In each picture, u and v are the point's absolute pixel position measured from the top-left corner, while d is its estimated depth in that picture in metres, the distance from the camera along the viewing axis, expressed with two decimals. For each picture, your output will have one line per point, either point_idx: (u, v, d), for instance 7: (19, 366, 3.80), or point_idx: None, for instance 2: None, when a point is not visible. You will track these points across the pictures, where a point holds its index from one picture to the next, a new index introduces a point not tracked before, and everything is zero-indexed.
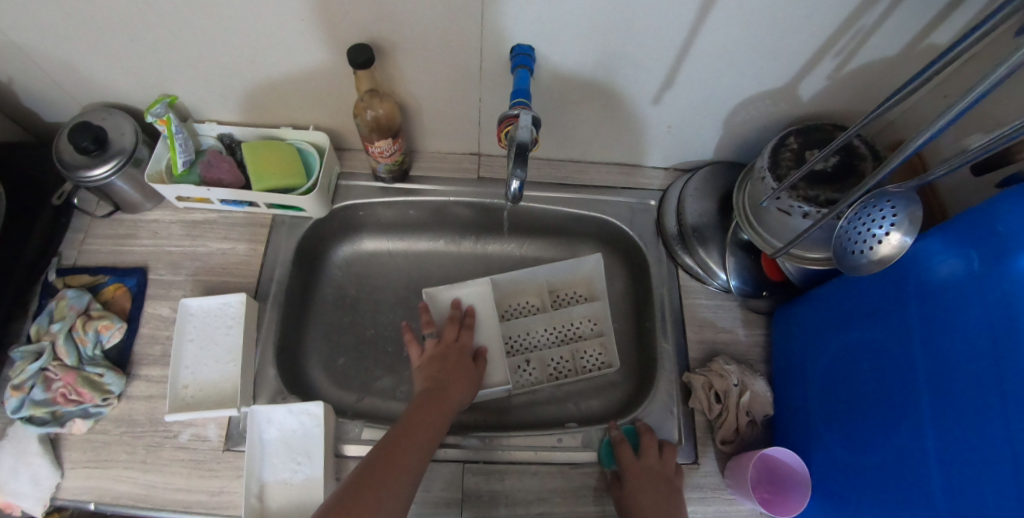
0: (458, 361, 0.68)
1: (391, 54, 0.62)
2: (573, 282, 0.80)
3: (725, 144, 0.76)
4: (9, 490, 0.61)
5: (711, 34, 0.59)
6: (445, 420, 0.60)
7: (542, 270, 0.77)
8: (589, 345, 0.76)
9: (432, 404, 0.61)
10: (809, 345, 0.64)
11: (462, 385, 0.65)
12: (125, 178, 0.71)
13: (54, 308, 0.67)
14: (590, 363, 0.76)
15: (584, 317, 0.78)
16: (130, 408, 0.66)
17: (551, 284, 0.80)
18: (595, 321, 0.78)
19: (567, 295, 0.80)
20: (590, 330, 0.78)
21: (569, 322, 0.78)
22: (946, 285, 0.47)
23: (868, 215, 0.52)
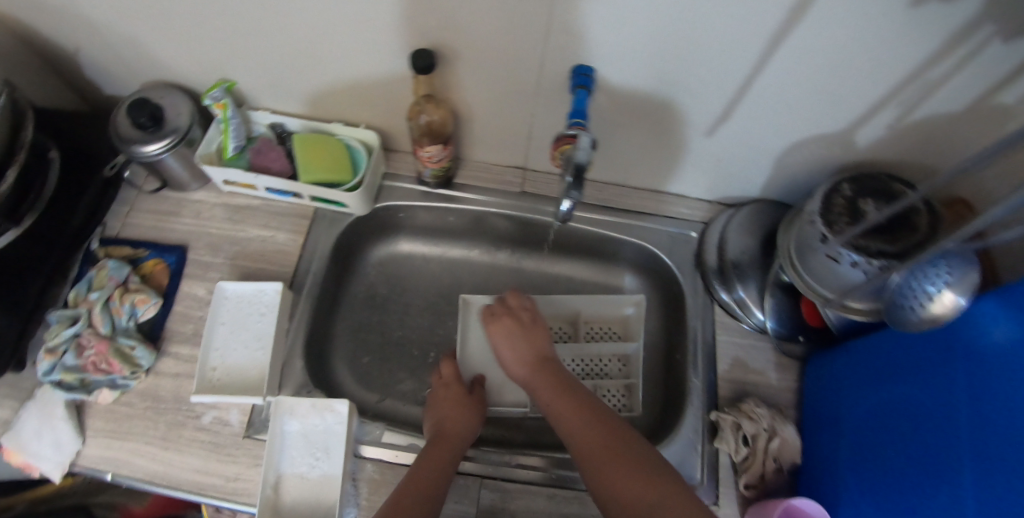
0: (459, 395, 0.67)
1: (452, 60, 0.62)
2: (609, 317, 0.80)
3: (774, 183, 0.75)
4: (30, 451, 0.62)
5: (775, 72, 0.58)
6: (457, 454, 0.59)
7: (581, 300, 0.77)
8: (615, 385, 0.74)
9: (437, 444, 0.60)
10: (844, 396, 0.63)
11: (469, 416, 0.65)
12: (176, 157, 0.72)
13: (93, 276, 0.69)
14: (612, 404, 0.74)
15: (614, 355, 0.77)
16: (157, 383, 0.66)
17: (587, 315, 0.80)
18: (624, 362, 0.77)
19: (601, 330, 0.80)
20: (617, 370, 0.77)
21: (598, 358, 0.77)
22: (1000, 351, 0.45)
23: (923, 273, 0.52)
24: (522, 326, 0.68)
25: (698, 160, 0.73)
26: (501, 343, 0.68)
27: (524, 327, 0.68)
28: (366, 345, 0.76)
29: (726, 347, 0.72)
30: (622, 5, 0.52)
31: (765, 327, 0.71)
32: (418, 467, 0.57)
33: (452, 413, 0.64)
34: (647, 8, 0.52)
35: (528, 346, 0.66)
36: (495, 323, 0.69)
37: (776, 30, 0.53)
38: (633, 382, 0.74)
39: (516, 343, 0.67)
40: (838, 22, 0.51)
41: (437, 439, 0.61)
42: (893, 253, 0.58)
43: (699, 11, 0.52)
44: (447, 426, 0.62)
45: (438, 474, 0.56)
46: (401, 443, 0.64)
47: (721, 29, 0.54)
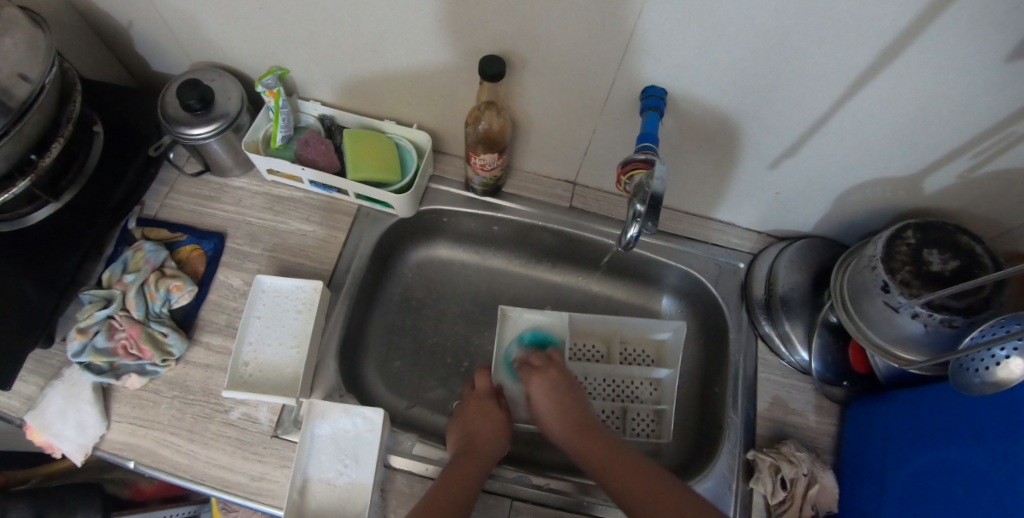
0: (486, 409, 0.65)
1: (520, 69, 0.60)
2: (643, 339, 0.79)
3: (827, 220, 0.74)
4: (53, 431, 0.60)
5: (854, 112, 0.56)
6: (484, 470, 0.58)
7: (620, 321, 0.76)
8: (644, 409, 0.74)
9: (465, 457, 0.58)
10: (891, 449, 0.60)
11: (495, 429, 0.63)
12: (222, 142, 0.69)
13: (129, 257, 0.67)
14: (640, 428, 0.73)
15: (646, 378, 0.76)
16: (186, 372, 0.64)
17: (623, 336, 0.79)
18: (656, 386, 0.76)
19: (635, 352, 0.79)
20: (648, 394, 0.76)
21: (630, 380, 0.76)
22: None
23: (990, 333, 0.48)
24: (559, 381, 0.65)
25: (755, 190, 0.72)
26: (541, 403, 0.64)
27: (562, 382, 0.65)
28: (399, 349, 0.76)
29: (766, 384, 0.70)
30: (707, 31, 0.51)
31: (808, 367, 0.70)
32: (443, 480, 0.55)
33: (480, 425, 0.63)
34: (733, 35, 0.50)
35: (569, 403, 0.63)
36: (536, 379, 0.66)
37: (863, 71, 0.51)
38: (664, 410, 0.73)
39: (557, 398, 0.63)
40: (932, 67, 0.49)
41: (466, 451, 0.59)
42: (957, 308, 0.54)
43: (787, 43, 0.50)
44: (475, 438, 0.61)
45: (463, 488, 0.54)
46: (432, 455, 0.62)
47: (807, 62, 0.52)
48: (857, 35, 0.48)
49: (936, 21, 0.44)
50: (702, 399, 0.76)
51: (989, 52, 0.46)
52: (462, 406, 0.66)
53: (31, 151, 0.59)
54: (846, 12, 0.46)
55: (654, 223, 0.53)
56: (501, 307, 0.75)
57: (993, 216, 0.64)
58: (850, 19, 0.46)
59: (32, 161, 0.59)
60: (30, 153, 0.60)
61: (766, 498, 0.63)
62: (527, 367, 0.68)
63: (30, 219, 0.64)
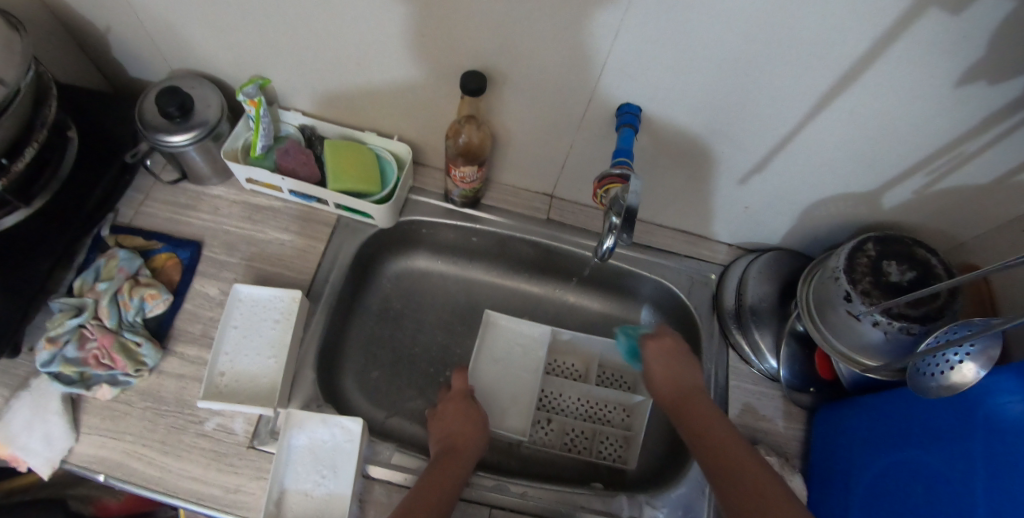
0: (463, 407, 0.67)
1: (501, 84, 0.62)
2: (623, 366, 0.80)
3: (794, 234, 0.77)
4: (19, 444, 0.59)
5: (818, 130, 0.59)
6: (469, 465, 0.59)
7: (603, 345, 0.78)
8: (614, 434, 0.75)
9: (448, 457, 0.60)
10: (855, 452, 0.63)
11: (474, 428, 0.64)
12: (201, 150, 0.69)
13: (102, 265, 0.66)
14: (607, 451, 0.74)
15: (620, 404, 0.77)
16: (160, 383, 0.63)
17: (603, 359, 0.80)
18: (627, 413, 0.77)
19: (612, 376, 0.80)
20: (620, 420, 0.76)
21: (604, 403, 0.77)
22: (1017, 423, 0.46)
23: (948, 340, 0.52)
24: (680, 353, 0.67)
25: (725, 205, 0.74)
26: (648, 363, 0.67)
27: (678, 354, 0.67)
28: (378, 359, 0.76)
29: (738, 392, 0.73)
30: (680, 52, 0.53)
31: (776, 375, 0.72)
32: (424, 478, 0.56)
33: (458, 426, 0.64)
34: (705, 56, 0.53)
35: (682, 373, 0.64)
36: (647, 341, 0.68)
37: (821, 96, 0.54)
38: (633, 437, 0.74)
39: (672, 366, 0.65)
40: (888, 90, 0.52)
41: (450, 452, 0.60)
42: (915, 316, 0.58)
43: (757, 66, 0.53)
44: (456, 439, 0.62)
45: (450, 484, 0.56)
46: (411, 464, 0.62)
47: (776, 83, 0.54)
48: (821, 59, 0.50)
49: (893, 46, 0.47)
50: None
51: (941, 76, 0.49)
52: (440, 410, 0.67)
53: (3, 154, 0.58)
54: (810, 37, 0.48)
55: (628, 236, 0.54)
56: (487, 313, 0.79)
57: (946, 229, 0.68)
58: (815, 42, 0.49)
59: (4, 164, 0.58)
60: (3, 157, 0.58)
61: None
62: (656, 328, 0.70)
63: (2, 224, 0.61)
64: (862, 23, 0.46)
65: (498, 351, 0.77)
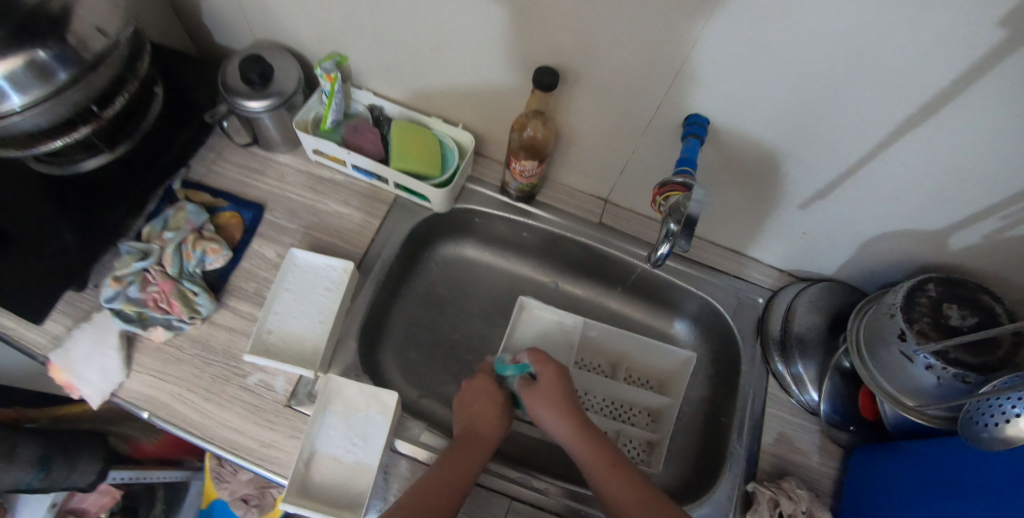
0: (491, 394, 0.66)
1: (571, 82, 0.63)
2: (650, 369, 0.81)
3: (852, 267, 0.74)
4: (75, 372, 0.62)
5: (889, 161, 0.57)
6: (485, 456, 0.59)
7: (632, 345, 0.78)
8: (638, 438, 0.75)
9: (465, 446, 0.59)
10: (891, 499, 0.60)
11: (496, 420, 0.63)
12: (274, 118, 0.72)
13: (171, 216, 0.69)
14: (630, 454, 0.74)
15: (645, 408, 0.78)
16: (210, 333, 0.66)
17: (631, 362, 0.81)
18: (652, 417, 0.77)
19: (639, 379, 0.81)
20: (643, 423, 0.77)
21: (629, 405, 0.78)
22: None
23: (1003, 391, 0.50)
24: (563, 376, 0.64)
25: (783, 228, 0.73)
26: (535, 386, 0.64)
27: (562, 379, 0.64)
28: (417, 340, 0.78)
29: (773, 420, 0.71)
30: (755, 66, 0.52)
31: (816, 408, 0.71)
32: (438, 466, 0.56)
33: (482, 415, 0.63)
34: (781, 73, 0.52)
35: (568, 400, 0.63)
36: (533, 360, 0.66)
37: (896, 124, 0.53)
38: (657, 441, 0.73)
39: (555, 395, 0.63)
40: (967, 124, 0.49)
41: (468, 441, 0.60)
42: (973, 364, 0.56)
43: (831, 88, 0.52)
44: (476, 427, 0.62)
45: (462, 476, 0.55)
46: (437, 445, 0.63)
47: (849, 108, 0.53)
48: (899, 87, 0.49)
49: (978, 80, 0.45)
50: (707, 429, 0.77)
51: None
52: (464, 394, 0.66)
53: (94, 103, 0.62)
54: (889, 65, 0.47)
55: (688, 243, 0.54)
56: (520, 298, 0.77)
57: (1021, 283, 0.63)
58: (894, 69, 0.48)
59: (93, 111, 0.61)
60: (93, 105, 0.62)
61: None
62: (536, 355, 0.66)
63: (85, 165, 0.67)
64: (948, 53, 0.44)
65: (525, 335, 0.77)
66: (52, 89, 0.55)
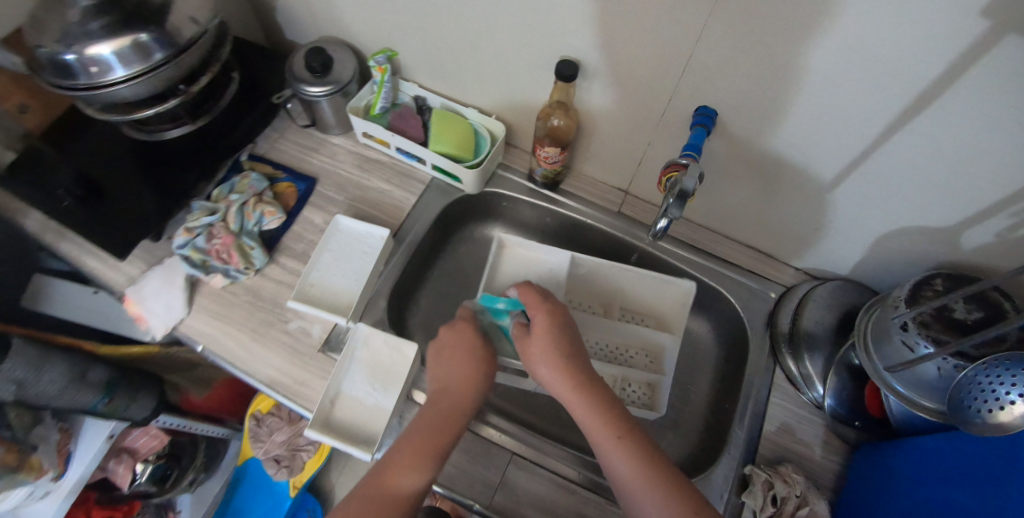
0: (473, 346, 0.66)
1: (591, 76, 0.69)
2: (646, 309, 0.85)
3: (866, 266, 0.76)
4: (146, 306, 0.73)
5: (891, 153, 0.60)
6: (471, 405, 0.62)
7: (625, 281, 0.83)
8: (639, 381, 0.78)
9: (447, 398, 0.62)
10: (888, 488, 0.61)
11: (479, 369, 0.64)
12: (330, 103, 0.82)
13: (237, 182, 0.79)
14: (632, 397, 0.77)
15: (643, 350, 0.82)
16: (261, 283, 0.75)
17: (624, 303, 0.86)
18: (651, 358, 0.81)
19: (636, 319, 0.85)
20: (644, 364, 0.81)
21: (626, 349, 0.82)
22: None
23: (993, 374, 0.50)
24: (557, 322, 0.65)
25: (794, 223, 0.76)
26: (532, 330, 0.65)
27: (557, 326, 0.65)
28: (442, 309, 0.85)
29: (776, 409, 0.73)
30: (756, 60, 0.57)
31: (822, 403, 0.72)
32: (427, 417, 0.60)
33: (464, 363, 0.65)
34: (781, 67, 0.57)
35: (562, 346, 0.63)
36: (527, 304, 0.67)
37: (895, 117, 0.56)
38: (658, 381, 0.77)
39: (549, 342, 0.63)
40: (962, 117, 0.52)
41: (446, 394, 0.62)
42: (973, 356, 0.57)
43: (830, 82, 0.56)
44: (456, 379, 0.63)
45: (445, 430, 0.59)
46: None
47: (849, 101, 0.57)
48: (892, 79, 0.53)
49: (966, 74, 0.49)
50: (714, 416, 0.79)
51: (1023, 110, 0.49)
52: (441, 341, 0.68)
53: (182, 82, 0.73)
54: (881, 58, 0.51)
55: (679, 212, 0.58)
56: (498, 236, 0.84)
57: None
58: (886, 63, 0.52)
59: (180, 88, 0.73)
60: (181, 83, 0.74)
61: (755, 514, 0.65)
62: (531, 300, 0.67)
63: (169, 134, 0.79)
64: (933, 47, 0.48)
65: (512, 269, 0.83)
66: (149, 67, 0.66)
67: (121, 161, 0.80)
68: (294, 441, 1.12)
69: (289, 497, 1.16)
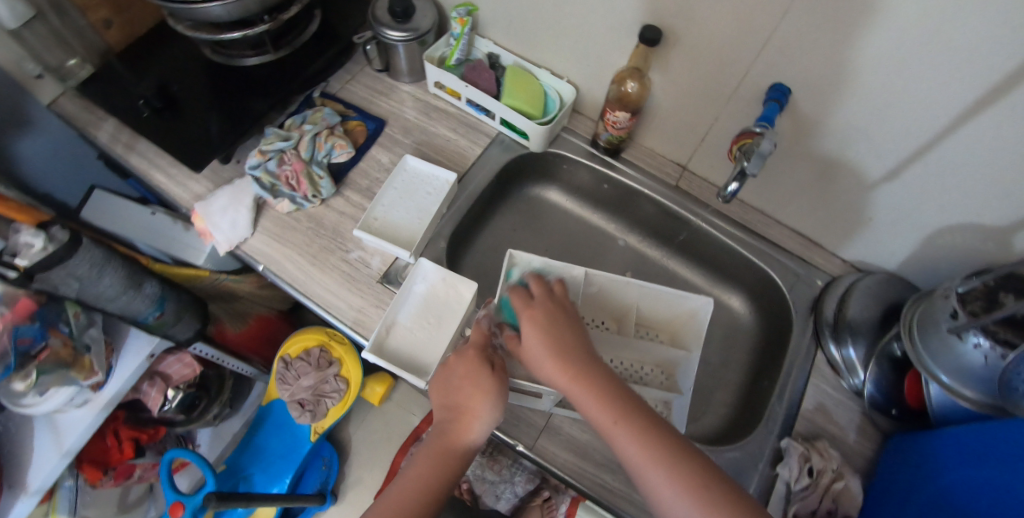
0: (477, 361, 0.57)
1: (669, 45, 0.71)
2: (658, 323, 0.81)
3: (915, 262, 0.77)
4: (212, 221, 0.74)
5: (959, 144, 0.61)
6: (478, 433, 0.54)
7: (638, 297, 0.78)
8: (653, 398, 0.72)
9: (449, 431, 0.54)
10: (923, 471, 0.61)
11: (482, 393, 0.55)
12: (406, 48, 0.83)
13: (309, 114, 0.82)
14: None
15: (658, 366, 0.77)
16: (325, 213, 0.77)
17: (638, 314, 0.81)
18: (666, 375, 0.77)
19: (649, 333, 0.81)
20: (658, 381, 0.76)
21: (638, 365, 0.77)
22: None
23: None
24: (556, 335, 0.55)
25: (847, 212, 0.78)
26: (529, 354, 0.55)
27: (561, 335, 0.55)
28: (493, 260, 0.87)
29: (812, 390, 0.74)
30: (839, 39, 0.59)
31: (860, 389, 0.73)
32: (431, 447, 0.54)
33: (462, 390, 0.55)
34: (864, 49, 0.58)
35: (570, 359, 0.53)
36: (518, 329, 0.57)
37: (968, 108, 0.57)
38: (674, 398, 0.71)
39: (553, 353, 0.54)
40: None
41: (449, 426, 0.54)
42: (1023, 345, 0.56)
43: (908, 68, 0.57)
44: (457, 404, 0.55)
45: (448, 460, 0.53)
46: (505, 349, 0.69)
47: (926, 89, 0.58)
48: (973, 68, 0.54)
49: None
50: (748, 393, 0.81)
51: None
52: (447, 369, 0.58)
53: (267, 12, 0.74)
54: (965, 46, 0.53)
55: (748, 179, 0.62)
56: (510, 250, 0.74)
57: None
58: (971, 49, 0.53)
59: (264, 20, 0.74)
60: (265, 14, 0.74)
61: (788, 485, 0.67)
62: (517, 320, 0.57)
63: (248, 62, 0.80)
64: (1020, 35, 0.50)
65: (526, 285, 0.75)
66: None
67: (200, 81, 0.82)
68: (319, 387, 1.11)
69: (309, 441, 1.15)
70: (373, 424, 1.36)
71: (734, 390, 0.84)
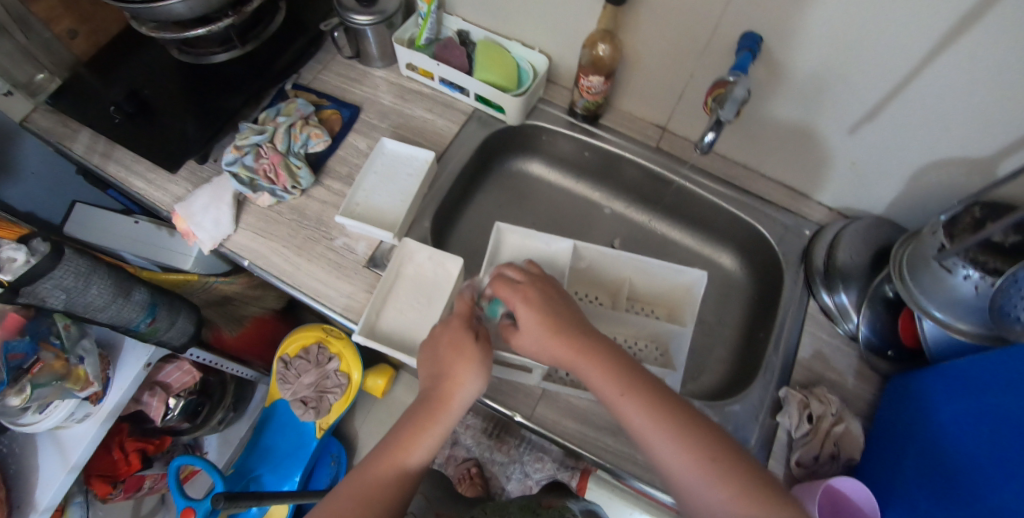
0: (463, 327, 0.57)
1: (637, 4, 0.70)
2: (651, 299, 0.81)
3: (901, 203, 0.77)
4: (193, 221, 0.73)
5: (936, 76, 0.60)
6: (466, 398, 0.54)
7: (632, 270, 0.78)
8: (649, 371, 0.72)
9: (437, 401, 0.53)
10: (921, 403, 0.61)
11: (471, 359, 0.54)
12: (374, 32, 0.82)
13: (283, 107, 0.81)
14: None
15: (654, 342, 0.77)
16: (307, 203, 0.77)
17: (633, 286, 0.80)
18: (662, 352, 0.76)
19: (645, 308, 0.81)
20: (654, 357, 0.75)
21: (633, 339, 0.77)
22: None
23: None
24: (541, 295, 0.56)
25: (830, 159, 0.77)
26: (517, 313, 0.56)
27: (546, 294, 0.57)
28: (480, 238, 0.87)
29: (809, 339, 0.74)
30: None
31: (856, 333, 0.73)
32: (417, 413, 0.53)
33: (450, 356, 0.55)
34: None
35: (555, 314, 0.55)
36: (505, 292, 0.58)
37: (941, 37, 0.57)
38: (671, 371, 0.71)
39: (538, 310, 0.55)
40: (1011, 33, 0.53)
41: (438, 393, 0.53)
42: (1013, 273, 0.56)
43: (878, 3, 0.57)
44: (444, 369, 0.54)
45: (435, 427, 0.53)
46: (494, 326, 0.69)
47: (896, 22, 0.58)
48: None
49: None
50: (745, 348, 0.81)
51: None
52: (433, 339, 0.57)
53: (231, 5, 0.73)
54: None
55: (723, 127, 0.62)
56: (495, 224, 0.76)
57: None
58: None
59: (229, 14, 0.73)
60: (230, 8, 0.73)
61: (790, 432, 0.67)
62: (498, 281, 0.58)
63: (217, 59, 0.79)
64: None
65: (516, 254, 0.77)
66: None
67: (170, 82, 0.81)
68: (320, 383, 1.11)
69: (316, 438, 1.16)
70: (379, 417, 1.36)
71: (732, 347, 0.84)
